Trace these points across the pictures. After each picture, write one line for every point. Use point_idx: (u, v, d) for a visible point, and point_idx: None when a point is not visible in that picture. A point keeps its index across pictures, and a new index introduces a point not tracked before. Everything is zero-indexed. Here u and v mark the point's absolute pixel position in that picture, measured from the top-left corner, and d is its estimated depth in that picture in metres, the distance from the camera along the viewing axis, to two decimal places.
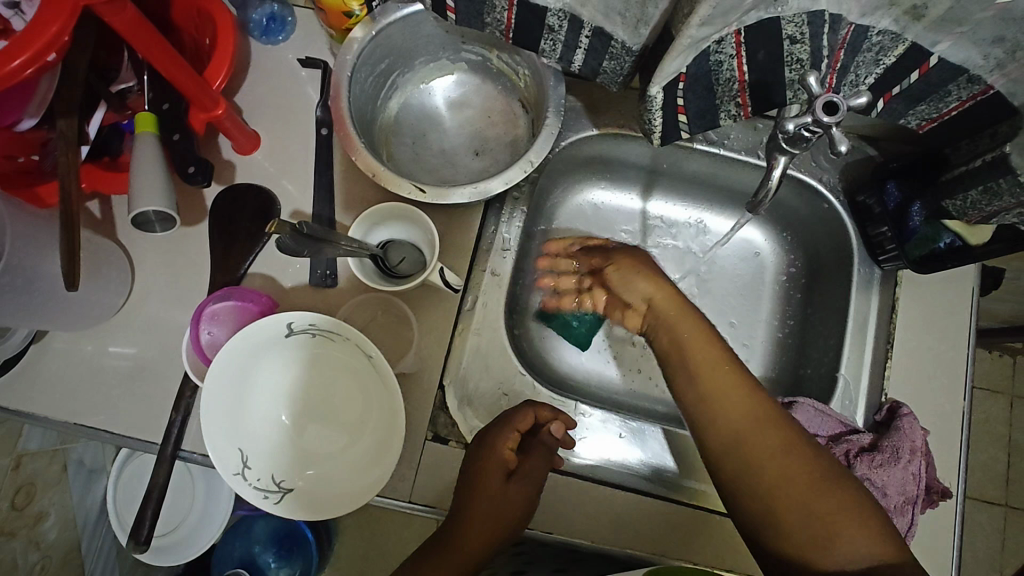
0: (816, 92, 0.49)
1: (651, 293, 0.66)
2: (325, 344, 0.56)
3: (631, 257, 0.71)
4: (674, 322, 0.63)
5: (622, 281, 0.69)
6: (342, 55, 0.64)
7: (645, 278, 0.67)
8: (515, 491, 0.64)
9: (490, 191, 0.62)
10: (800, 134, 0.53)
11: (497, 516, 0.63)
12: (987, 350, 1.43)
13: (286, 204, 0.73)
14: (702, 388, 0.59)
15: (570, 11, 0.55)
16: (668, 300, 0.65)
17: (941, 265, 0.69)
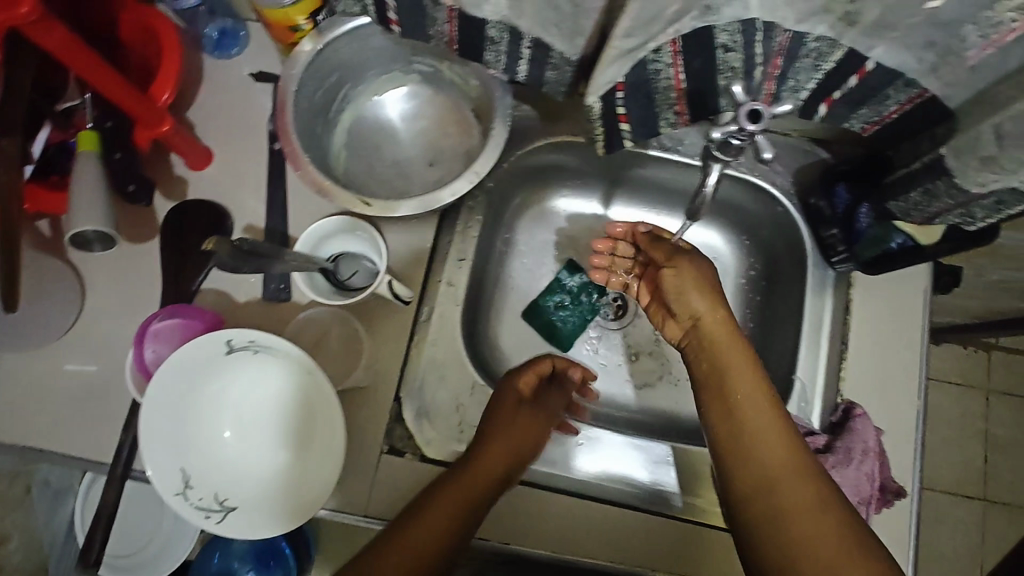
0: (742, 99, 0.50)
1: (701, 311, 0.63)
2: (267, 361, 0.55)
3: (697, 273, 0.65)
4: (721, 349, 0.60)
5: (680, 291, 0.65)
6: (288, 71, 0.64)
7: (701, 292, 0.64)
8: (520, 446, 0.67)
9: (439, 201, 0.63)
10: (732, 142, 0.53)
11: (506, 461, 0.66)
12: (962, 346, 1.44)
13: (239, 219, 0.73)
14: (739, 415, 0.56)
15: (508, 23, 0.55)
16: (719, 326, 0.62)
17: (890, 265, 0.71)
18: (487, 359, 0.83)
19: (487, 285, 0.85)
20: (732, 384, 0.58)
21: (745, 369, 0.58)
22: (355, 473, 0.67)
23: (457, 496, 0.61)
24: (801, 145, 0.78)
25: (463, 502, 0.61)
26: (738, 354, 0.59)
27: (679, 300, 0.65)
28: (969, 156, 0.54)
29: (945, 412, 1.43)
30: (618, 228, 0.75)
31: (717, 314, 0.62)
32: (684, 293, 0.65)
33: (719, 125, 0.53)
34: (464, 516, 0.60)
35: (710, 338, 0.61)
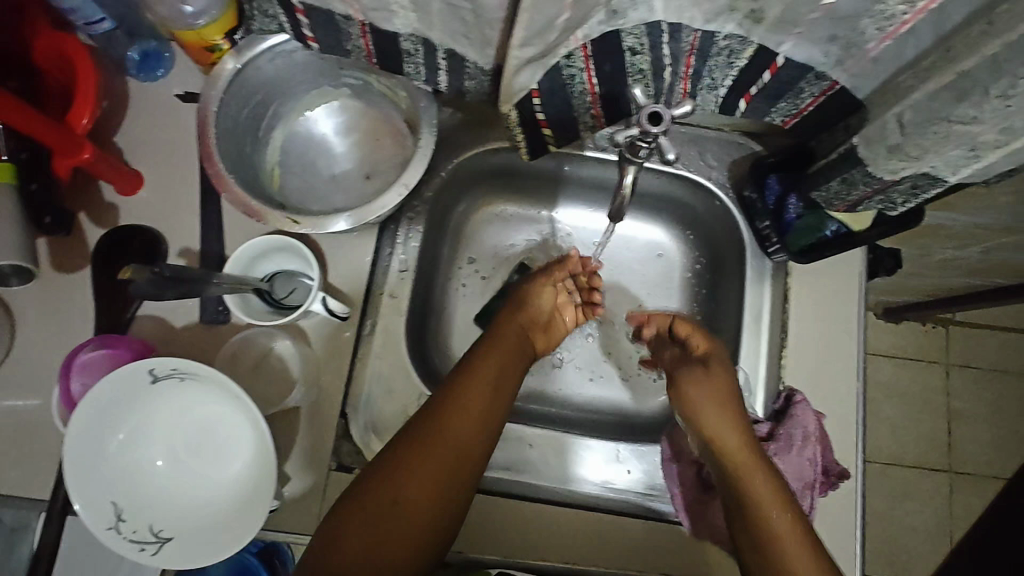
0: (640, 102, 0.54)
1: (715, 426, 0.64)
2: (195, 386, 0.54)
3: (709, 384, 0.67)
4: (737, 465, 0.61)
5: (696, 409, 0.66)
6: (209, 91, 0.63)
7: (714, 408, 0.65)
8: (514, 350, 0.71)
9: (370, 214, 0.63)
10: (640, 147, 0.55)
11: (516, 346, 0.72)
12: (921, 322, 1.47)
13: (173, 243, 0.72)
14: (771, 540, 0.55)
15: (420, 35, 0.55)
16: (735, 444, 0.62)
17: (822, 254, 0.72)
18: (439, 369, 0.83)
19: (436, 294, 0.85)
20: (746, 493, 0.58)
21: (762, 478, 0.59)
22: (304, 492, 0.66)
23: (442, 437, 0.61)
24: (733, 138, 0.80)
25: (470, 426, 0.63)
26: (754, 467, 0.60)
27: (695, 411, 0.66)
28: (877, 145, 0.56)
29: (908, 387, 1.45)
30: (641, 317, 0.79)
31: (734, 432, 0.63)
32: (699, 413, 0.66)
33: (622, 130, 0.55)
34: (453, 458, 0.61)
35: (726, 460, 0.62)
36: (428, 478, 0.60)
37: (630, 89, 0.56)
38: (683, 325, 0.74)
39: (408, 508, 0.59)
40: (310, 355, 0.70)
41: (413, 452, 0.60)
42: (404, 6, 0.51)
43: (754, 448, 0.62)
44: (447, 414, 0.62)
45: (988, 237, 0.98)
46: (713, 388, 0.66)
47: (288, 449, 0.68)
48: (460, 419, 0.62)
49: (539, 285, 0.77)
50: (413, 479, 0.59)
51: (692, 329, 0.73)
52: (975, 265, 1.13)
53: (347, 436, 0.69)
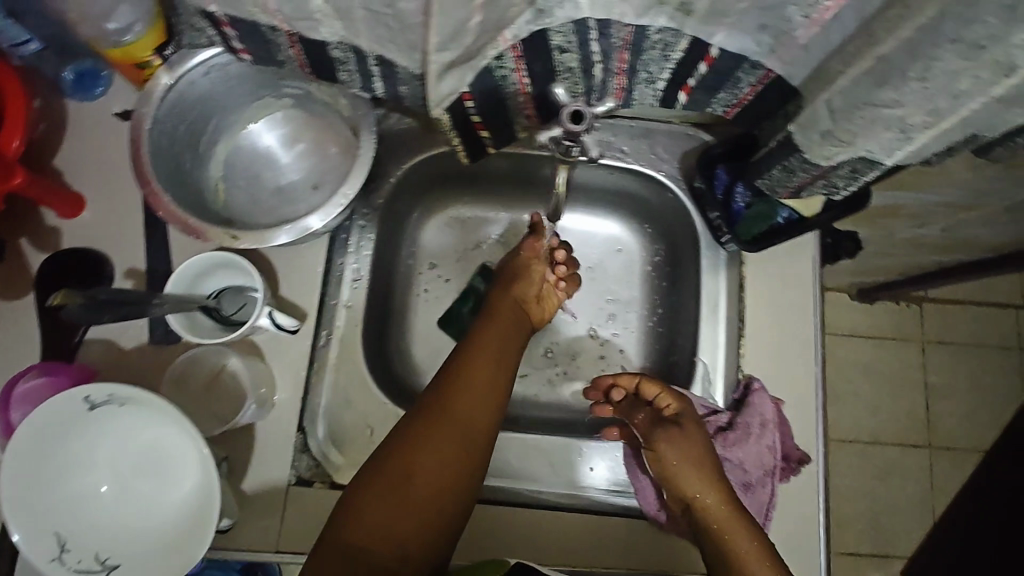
0: None
1: (698, 494, 0.64)
2: (135, 411, 0.53)
3: (688, 449, 0.66)
4: (723, 531, 0.62)
5: (675, 477, 0.65)
6: (143, 108, 0.62)
7: (694, 475, 0.64)
8: (509, 332, 0.72)
9: (310, 227, 0.63)
10: (563, 144, 0.64)
11: (510, 326, 0.74)
12: (896, 301, 1.45)
13: (118, 264, 0.70)
14: None
15: (348, 44, 0.54)
16: (719, 510, 0.63)
17: (770, 241, 0.73)
18: (401, 376, 0.82)
19: (394, 301, 0.85)
20: (735, 561, 0.59)
21: (751, 542, 0.60)
22: (263, 509, 0.66)
23: (449, 420, 0.62)
24: (683, 130, 0.80)
25: (471, 406, 0.64)
26: (737, 529, 0.61)
27: (675, 477, 0.65)
28: (811, 131, 0.56)
29: (886, 366, 1.44)
30: (605, 380, 0.74)
31: (716, 495, 0.64)
32: (680, 478, 0.65)
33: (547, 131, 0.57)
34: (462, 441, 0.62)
35: (713, 524, 0.63)
36: (440, 461, 0.60)
37: (554, 90, 0.61)
38: (651, 385, 0.71)
39: (421, 492, 0.59)
40: (263, 371, 0.69)
41: (421, 436, 0.61)
42: (327, 14, 0.50)
43: (733, 507, 0.63)
44: (452, 397, 0.64)
45: (949, 213, 0.97)
46: (691, 452, 0.66)
47: (246, 467, 0.67)
48: (464, 401, 0.64)
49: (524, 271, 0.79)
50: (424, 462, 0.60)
51: (660, 389, 0.70)
52: (939, 243, 1.13)
53: (305, 450, 0.69)
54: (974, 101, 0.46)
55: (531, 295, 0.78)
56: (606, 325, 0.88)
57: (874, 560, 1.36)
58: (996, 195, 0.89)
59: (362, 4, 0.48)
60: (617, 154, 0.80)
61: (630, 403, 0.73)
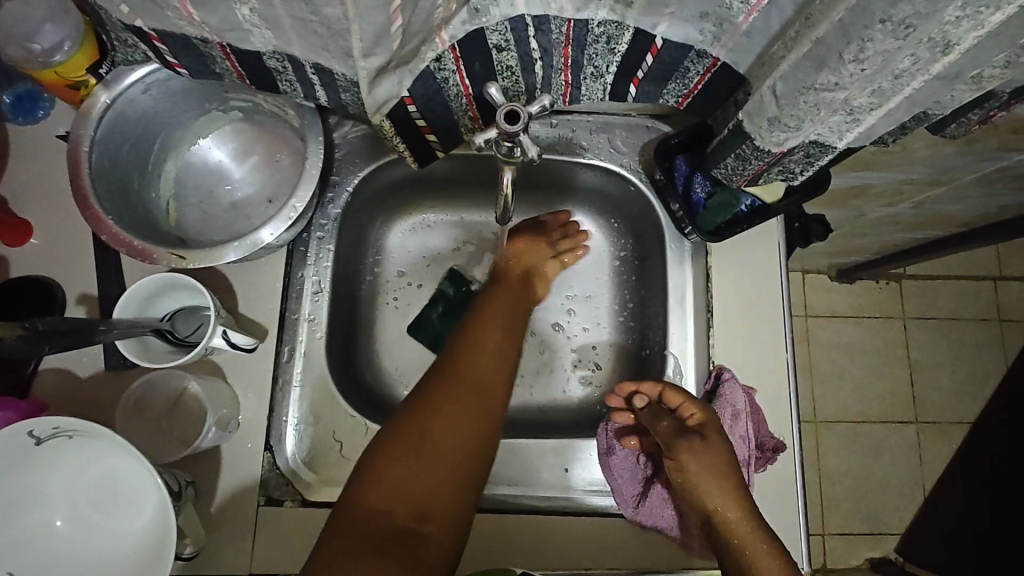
0: (499, 102, 0.54)
1: (720, 508, 0.64)
2: (85, 444, 0.52)
3: (713, 464, 0.66)
4: (741, 543, 0.61)
5: (697, 487, 0.66)
6: (80, 127, 0.60)
7: (717, 490, 0.64)
8: (509, 323, 0.71)
9: (260, 242, 0.62)
10: (503, 144, 0.57)
11: (511, 315, 0.73)
12: (875, 280, 1.45)
13: (71, 289, 0.69)
14: None
15: (282, 53, 0.53)
16: (741, 526, 0.63)
17: (732, 230, 0.72)
18: (372, 386, 0.81)
19: (361, 311, 0.83)
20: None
21: (769, 557, 0.60)
22: (233, 531, 0.65)
23: (444, 414, 0.62)
24: (641, 122, 0.80)
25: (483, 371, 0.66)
26: (756, 541, 0.61)
27: (699, 487, 0.65)
28: (758, 118, 0.56)
29: (868, 344, 1.44)
30: (628, 386, 0.73)
31: (734, 506, 0.64)
32: (700, 487, 0.65)
33: (485, 133, 0.56)
34: (462, 433, 0.61)
35: (733, 538, 0.62)
36: (440, 454, 0.60)
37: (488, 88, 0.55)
38: (677, 395, 0.70)
39: (427, 485, 0.59)
40: (225, 391, 0.67)
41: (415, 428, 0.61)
42: (256, 24, 0.49)
43: (752, 521, 0.63)
44: (443, 389, 0.63)
45: (916, 189, 0.97)
46: (713, 462, 0.66)
47: (213, 490, 0.65)
48: (458, 394, 0.63)
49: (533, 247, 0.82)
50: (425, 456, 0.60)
51: (687, 399, 0.69)
52: (910, 220, 1.13)
53: (274, 468, 0.67)
54: (914, 80, 0.46)
55: (535, 270, 0.81)
56: (579, 322, 0.87)
57: (867, 539, 1.35)
58: (960, 170, 0.89)
59: (289, 12, 0.47)
60: (575, 151, 0.80)
61: (656, 409, 0.71)
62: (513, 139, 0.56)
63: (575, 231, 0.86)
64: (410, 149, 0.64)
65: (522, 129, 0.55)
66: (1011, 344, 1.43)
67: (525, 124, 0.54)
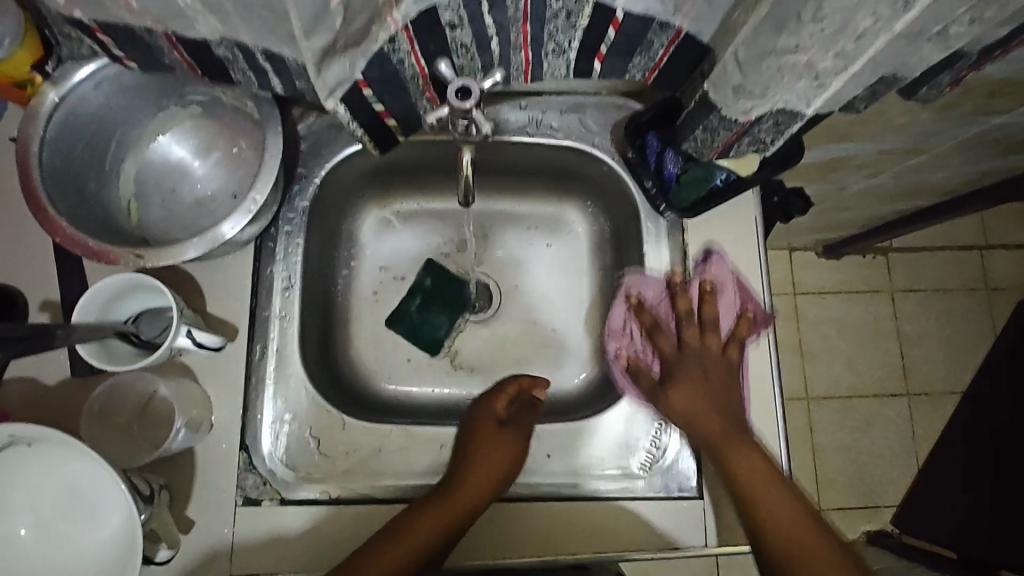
0: (450, 78, 0.54)
1: (716, 403, 0.70)
2: (47, 450, 0.50)
3: (714, 369, 0.72)
4: (724, 454, 0.66)
5: (691, 385, 0.71)
6: (27, 127, 0.58)
7: (711, 389, 0.71)
8: (485, 480, 0.67)
9: (221, 237, 0.60)
10: (459, 123, 0.56)
11: (484, 492, 0.67)
12: (862, 255, 1.45)
13: (31, 295, 0.67)
14: (762, 521, 0.63)
15: (230, 39, 0.51)
16: (722, 433, 0.67)
17: (708, 205, 0.72)
18: (351, 381, 0.80)
19: (336, 306, 0.82)
20: (737, 474, 0.65)
21: (772, 507, 0.64)
22: (212, 530, 0.64)
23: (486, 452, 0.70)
24: (613, 100, 0.78)
25: (483, 480, 0.67)
26: (739, 452, 0.66)
27: (690, 379, 0.72)
28: (723, 87, 0.54)
29: (855, 320, 1.43)
30: (678, 283, 0.74)
31: (729, 436, 0.67)
32: (692, 381, 0.72)
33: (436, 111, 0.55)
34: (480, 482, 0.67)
35: (714, 442, 0.67)
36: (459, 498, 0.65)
37: (438, 65, 0.54)
38: (711, 303, 0.73)
39: (465, 485, 0.66)
40: (196, 392, 0.66)
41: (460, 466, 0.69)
42: (199, 10, 0.47)
43: (741, 425, 0.68)
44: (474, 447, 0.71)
45: (895, 159, 0.96)
46: (706, 392, 0.70)
47: (189, 493, 0.64)
48: (487, 460, 0.69)
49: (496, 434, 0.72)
50: (485, 463, 0.69)
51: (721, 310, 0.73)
52: (891, 191, 1.12)
53: (251, 468, 0.66)
54: (878, 39, 0.45)
55: (502, 462, 0.70)
56: (557, 310, 0.86)
57: (860, 512, 1.35)
58: (940, 136, 0.88)
59: None
60: (547, 131, 0.78)
61: (688, 317, 0.75)
62: (467, 116, 0.54)
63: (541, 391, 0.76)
64: (372, 138, 0.63)
65: (474, 105, 0.53)
66: (999, 313, 1.43)
67: (477, 100, 0.53)
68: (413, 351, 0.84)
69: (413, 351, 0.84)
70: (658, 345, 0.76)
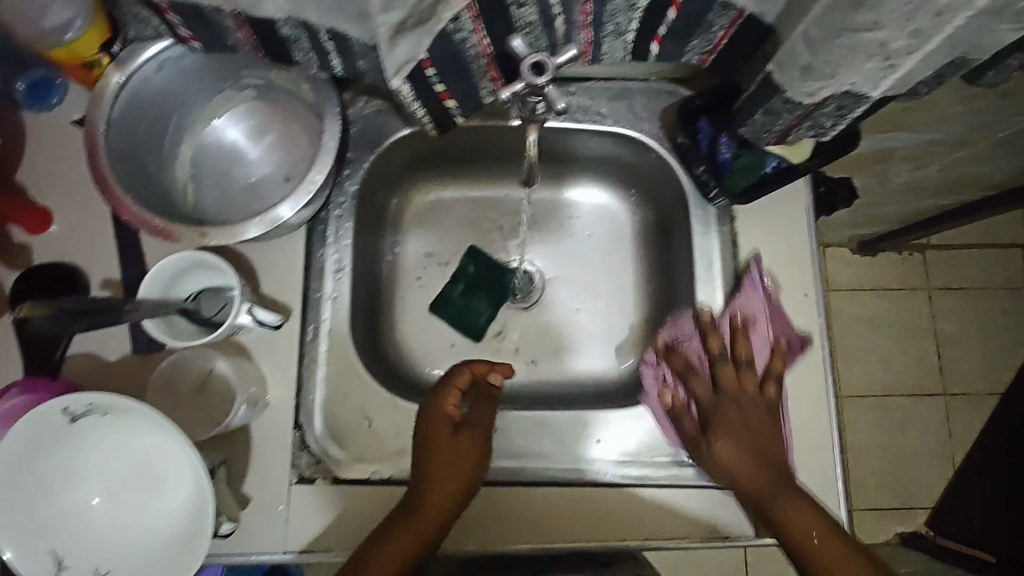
0: (523, 53, 0.55)
1: (755, 453, 0.64)
2: (119, 421, 0.51)
3: (751, 413, 0.67)
4: (769, 504, 0.62)
5: (724, 427, 0.66)
6: (94, 109, 0.60)
7: (750, 433, 0.66)
8: (460, 472, 0.63)
9: (281, 219, 0.61)
10: (531, 99, 0.59)
11: (461, 487, 0.63)
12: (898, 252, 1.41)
13: (94, 274, 0.68)
14: (791, 533, 0.61)
15: (296, 19, 0.51)
16: (763, 479, 0.63)
17: (760, 191, 0.71)
18: (395, 366, 0.81)
19: (381, 291, 0.82)
20: (776, 517, 0.61)
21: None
22: (266, 505, 0.65)
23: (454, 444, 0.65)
24: (661, 87, 0.78)
25: (456, 475, 0.63)
26: (790, 497, 0.62)
27: (729, 426, 0.66)
28: (790, 69, 0.53)
29: (893, 317, 1.40)
30: (707, 324, 0.71)
31: (776, 487, 0.63)
32: (730, 427, 0.66)
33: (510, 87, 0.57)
34: (458, 473, 0.63)
35: (757, 495, 0.63)
36: (442, 489, 0.62)
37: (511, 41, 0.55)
38: (743, 344, 0.70)
39: (442, 476, 0.63)
40: (252, 370, 0.67)
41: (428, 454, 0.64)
42: None
43: (791, 488, 0.63)
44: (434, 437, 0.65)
45: (943, 151, 0.93)
46: (744, 428, 0.66)
47: (243, 470, 0.65)
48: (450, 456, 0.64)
49: (456, 433, 0.65)
50: (460, 450, 0.64)
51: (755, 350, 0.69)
52: (937, 185, 1.09)
53: (305, 447, 0.67)
54: (958, 16, 0.44)
55: (468, 458, 0.64)
56: (599, 299, 0.86)
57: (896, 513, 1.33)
58: (993, 127, 0.86)
59: None
60: (594, 118, 0.77)
61: (721, 356, 0.70)
62: (540, 93, 0.58)
63: (500, 374, 0.69)
64: (432, 119, 0.63)
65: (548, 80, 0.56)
66: None
67: (550, 76, 0.56)
68: (455, 337, 0.85)
69: (455, 338, 0.84)
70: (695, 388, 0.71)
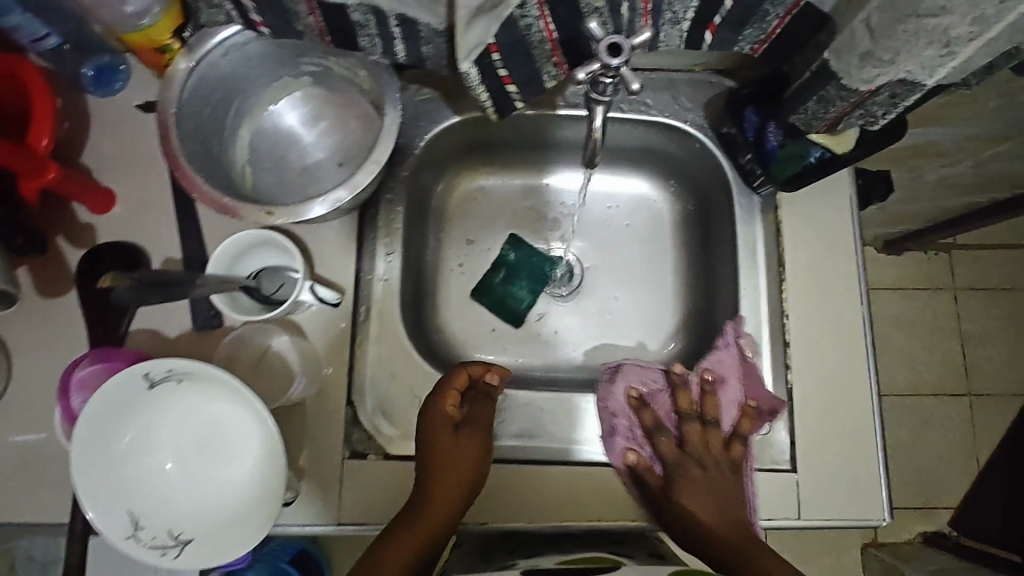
0: (599, 36, 0.55)
1: (717, 515, 0.64)
2: (194, 386, 0.54)
3: (715, 475, 0.67)
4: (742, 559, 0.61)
5: (689, 489, 0.66)
6: (165, 92, 0.62)
7: (714, 495, 0.66)
8: (463, 472, 0.65)
9: (344, 198, 0.63)
10: (604, 81, 0.57)
11: (466, 489, 0.65)
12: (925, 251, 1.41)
13: (155, 253, 0.71)
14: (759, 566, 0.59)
15: (368, 4, 0.53)
16: (737, 532, 0.63)
17: (805, 180, 0.72)
18: (438, 349, 0.82)
19: (425, 275, 0.84)
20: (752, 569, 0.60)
21: None
22: (319, 480, 0.66)
23: (455, 446, 0.66)
24: (705, 78, 0.79)
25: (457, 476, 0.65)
26: (758, 545, 0.61)
27: (695, 489, 0.66)
28: (849, 55, 0.55)
29: (919, 316, 1.40)
30: (677, 379, 0.73)
31: (747, 546, 0.62)
32: (692, 486, 0.67)
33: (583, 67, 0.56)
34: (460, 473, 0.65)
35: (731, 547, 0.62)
36: (447, 490, 0.64)
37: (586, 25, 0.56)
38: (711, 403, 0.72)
39: (446, 476, 0.64)
40: (307, 348, 0.69)
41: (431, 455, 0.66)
42: None
43: (760, 540, 0.62)
44: (437, 437, 0.67)
45: (979, 147, 0.94)
46: (709, 487, 0.66)
47: (298, 446, 0.67)
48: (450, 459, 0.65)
49: (455, 436, 0.67)
50: (459, 451, 0.66)
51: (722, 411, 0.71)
52: (970, 182, 1.09)
53: (357, 423, 0.69)
54: None
55: (466, 459, 0.66)
56: (637, 288, 0.87)
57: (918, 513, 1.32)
58: None
59: None
60: (640, 108, 0.78)
61: (688, 414, 0.72)
62: (615, 74, 0.56)
63: (496, 377, 0.71)
64: (492, 103, 0.64)
65: (623, 62, 0.55)
66: None
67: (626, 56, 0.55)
68: (495, 322, 0.86)
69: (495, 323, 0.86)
70: (664, 445, 0.71)
